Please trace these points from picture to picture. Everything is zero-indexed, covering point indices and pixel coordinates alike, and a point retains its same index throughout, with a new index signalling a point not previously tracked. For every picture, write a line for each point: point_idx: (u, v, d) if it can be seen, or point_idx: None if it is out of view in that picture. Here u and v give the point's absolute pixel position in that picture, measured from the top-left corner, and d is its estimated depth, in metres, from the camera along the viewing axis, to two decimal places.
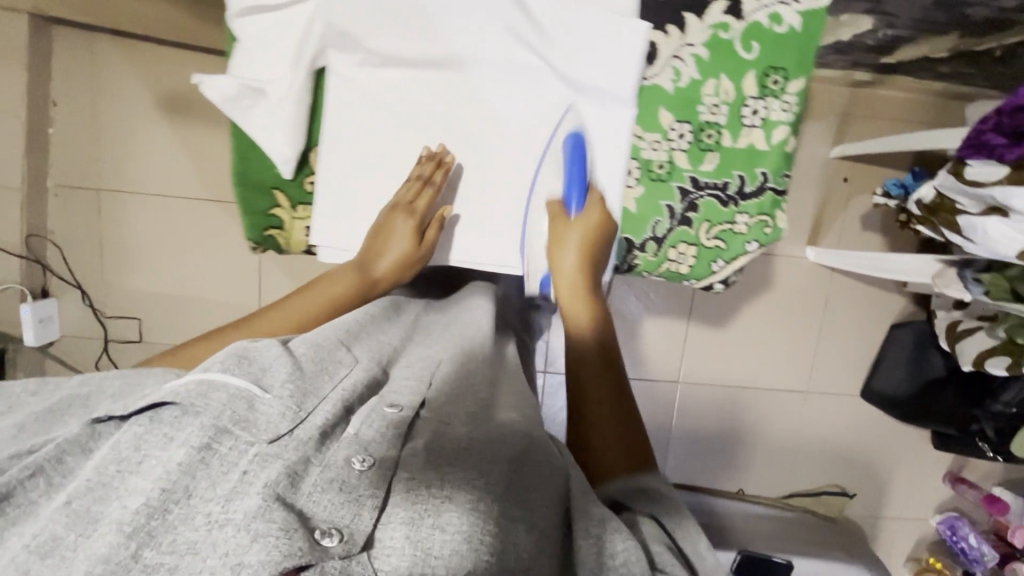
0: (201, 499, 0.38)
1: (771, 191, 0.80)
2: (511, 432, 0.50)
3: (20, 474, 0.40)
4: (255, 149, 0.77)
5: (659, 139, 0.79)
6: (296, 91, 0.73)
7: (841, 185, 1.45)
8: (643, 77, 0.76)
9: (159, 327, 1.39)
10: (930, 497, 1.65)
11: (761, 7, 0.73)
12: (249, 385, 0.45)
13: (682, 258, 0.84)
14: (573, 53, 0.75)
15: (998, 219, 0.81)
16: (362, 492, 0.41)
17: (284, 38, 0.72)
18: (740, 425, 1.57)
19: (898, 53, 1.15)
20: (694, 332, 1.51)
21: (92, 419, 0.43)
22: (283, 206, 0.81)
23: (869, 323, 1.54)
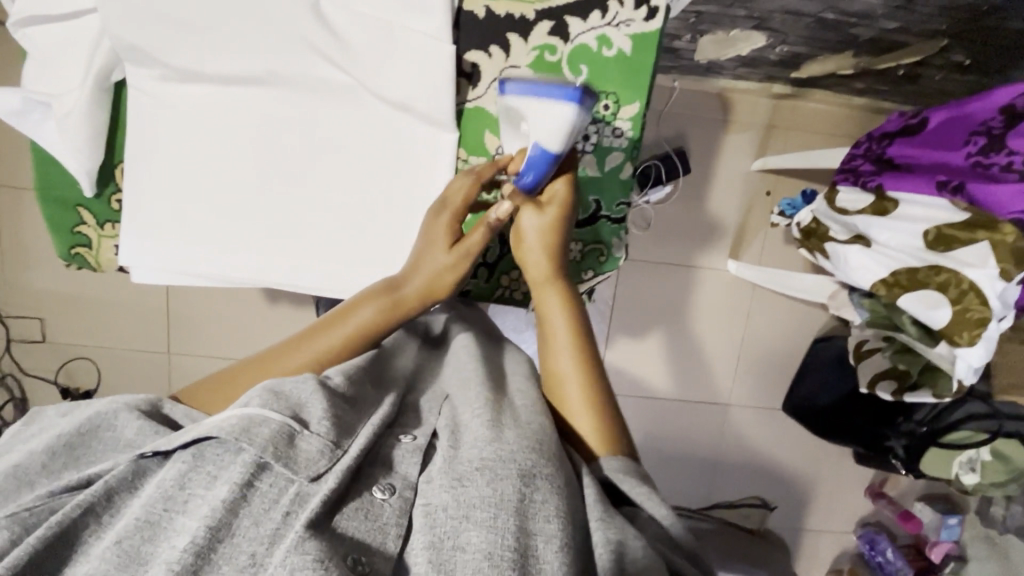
0: (241, 536, 0.44)
1: (605, 220, 0.78)
2: (541, 444, 0.53)
3: (74, 511, 0.44)
4: (54, 163, 0.76)
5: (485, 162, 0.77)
6: (84, 103, 0.70)
7: (765, 199, 1.43)
8: (466, 99, 0.75)
9: (61, 326, 1.36)
10: (852, 509, 1.66)
11: (588, 29, 0.71)
12: (288, 421, 0.49)
13: (517, 285, 0.86)
14: (379, 69, 0.71)
15: (859, 249, 0.97)
16: (387, 521, 0.48)
17: (75, 50, 0.70)
18: (662, 436, 1.56)
19: (804, 68, 1.13)
20: (615, 342, 1.49)
21: (137, 456, 0.48)
22: (89, 223, 0.79)
23: (791, 337, 1.54)
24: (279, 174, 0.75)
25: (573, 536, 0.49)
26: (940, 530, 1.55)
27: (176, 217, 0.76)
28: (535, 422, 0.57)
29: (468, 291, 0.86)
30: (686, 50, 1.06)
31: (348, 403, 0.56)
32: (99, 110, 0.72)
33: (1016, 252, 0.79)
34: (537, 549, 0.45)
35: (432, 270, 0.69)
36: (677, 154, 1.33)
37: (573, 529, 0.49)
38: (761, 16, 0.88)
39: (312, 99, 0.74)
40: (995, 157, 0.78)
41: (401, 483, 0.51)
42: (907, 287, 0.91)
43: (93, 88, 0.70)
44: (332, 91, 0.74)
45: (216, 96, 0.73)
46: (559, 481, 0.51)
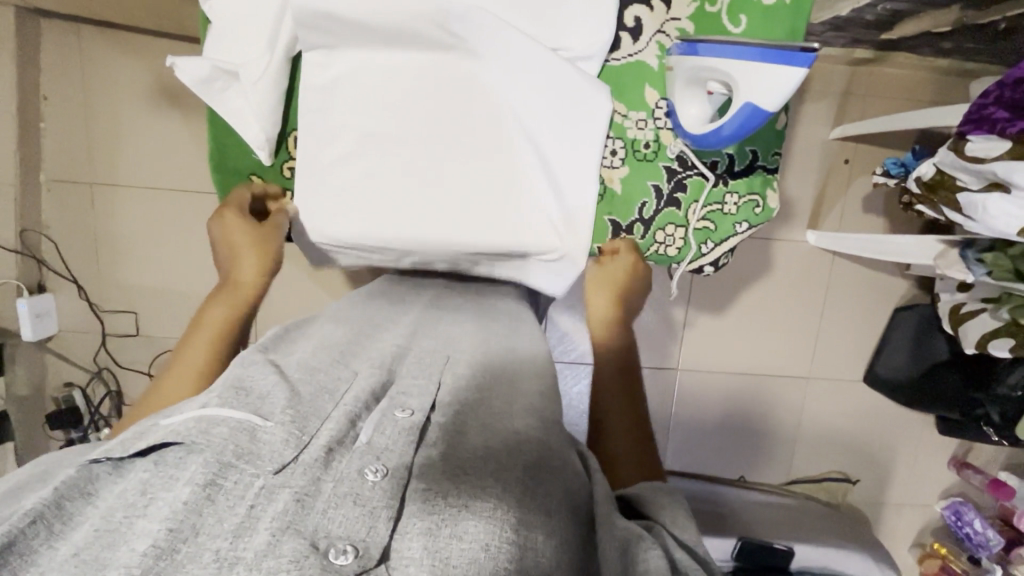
0: (207, 536, 0.37)
1: (761, 170, 0.80)
2: (525, 441, 0.52)
3: (18, 521, 0.35)
4: (234, 136, 0.82)
5: (645, 118, 0.79)
6: (270, 73, 0.73)
7: (842, 168, 1.42)
8: (628, 54, 0.77)
9: (154, 319, 1.39)
10: (933, 482, 1.63)
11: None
12: (249, 417, 0.45)
13: (671, 238, 0.84)
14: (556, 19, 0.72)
15: (1000, 196, 0.79)
16: (375, 505, 0.41)
17: (256, 22, 0.72)
18: (740, 411, 1.56)
19: (898, 28, 1.12)
20: (693, 318, 1.50)
21: (89, 461, 0.41)
22: (261, 192, 0.84)
23: (870, 308, 1.52)
24: (430, 137, 0.75)
25: (570, 518, 0.49)
26: None
27: (336, 191, 0.78)
28: (523, 423, 0.55)
29: (623, 246, 0.84)
30: None
31: (317, 396, 0.51)
32: (280, 82, 0.75)
33: None
34: (533, 542, 0.43)
35: (256, 254, 0.72)
36: None
37: (563, 527, 0.47)
38: None
39: (458, 60, 0.72)
40: None
41: (392, 464, 0.45)
42: None
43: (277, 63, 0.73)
44: (483, 44, 0.70)
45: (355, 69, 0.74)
46: (561, 482, 0.50)
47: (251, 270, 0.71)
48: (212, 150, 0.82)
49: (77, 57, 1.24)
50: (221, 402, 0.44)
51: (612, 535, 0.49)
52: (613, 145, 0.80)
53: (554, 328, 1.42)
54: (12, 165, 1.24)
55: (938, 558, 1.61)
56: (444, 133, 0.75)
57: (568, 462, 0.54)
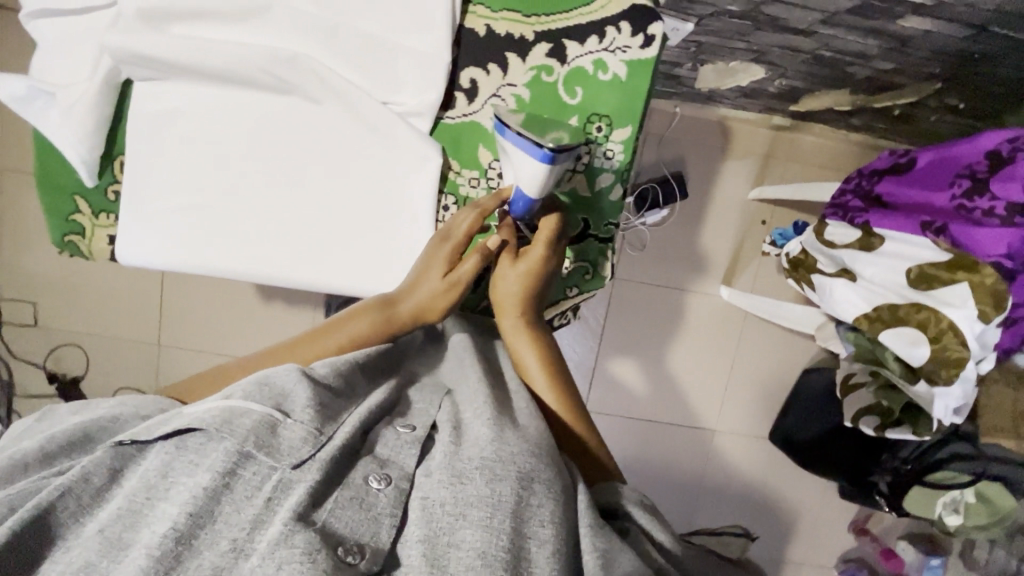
0: (223, 523, 0.43)
1: (595, 239, 0.70)
2: (535, 448, 0.52)
3: (51, 494, 0.43)
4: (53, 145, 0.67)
5: (478, 177, 0.67)
6: (92, 98, 0.63)
7: (760, 228, 1.44)
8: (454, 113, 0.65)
9: (56, 313, 1.37)
10: (834, 544, 1.65)
11: (584, 53, 0.64)
12: (271, 410, 0.48)
13: None
14: (385, 70, 0.62)
15: (844, 283, 0.88)
16: (381, 510, 0.46)
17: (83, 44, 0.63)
18: (646, 458, 1.55)
19: (804, 102, 1.14)
20: (605, 362, 1.50)
21: (115, 443, 0.46)
22: (84, 212, 0.70)
23: (780, 367, 1.54)
24: (257, 174, 0.65)
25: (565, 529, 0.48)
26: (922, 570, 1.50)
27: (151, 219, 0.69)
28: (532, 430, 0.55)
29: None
30: (687, 77, 1.07)
31: (338, 396, 0.54)
32: (102, 109, 0.64)
33: (996, 293, 0.72)
34: (528, 551, 0.45)
35: (433, 292, 0.62)
36: (675, 179, 1.36)
37: (565, 527, 0.48)
38: (760, 49, 0.89)
39: (297, 101, 0.64)
40: (978, 201, 0.72)
41: (397, 473, 0.49)
42: (889, 323, 0.84)
43: (97, 86, 0.63)
44: (312, 90, 0.62)
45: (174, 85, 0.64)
46: (556, 489, 0.49)
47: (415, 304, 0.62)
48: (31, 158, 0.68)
49: None
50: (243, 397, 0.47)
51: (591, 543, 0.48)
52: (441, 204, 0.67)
53: None
54: None
55: None
56: (256, 174, 0.65)
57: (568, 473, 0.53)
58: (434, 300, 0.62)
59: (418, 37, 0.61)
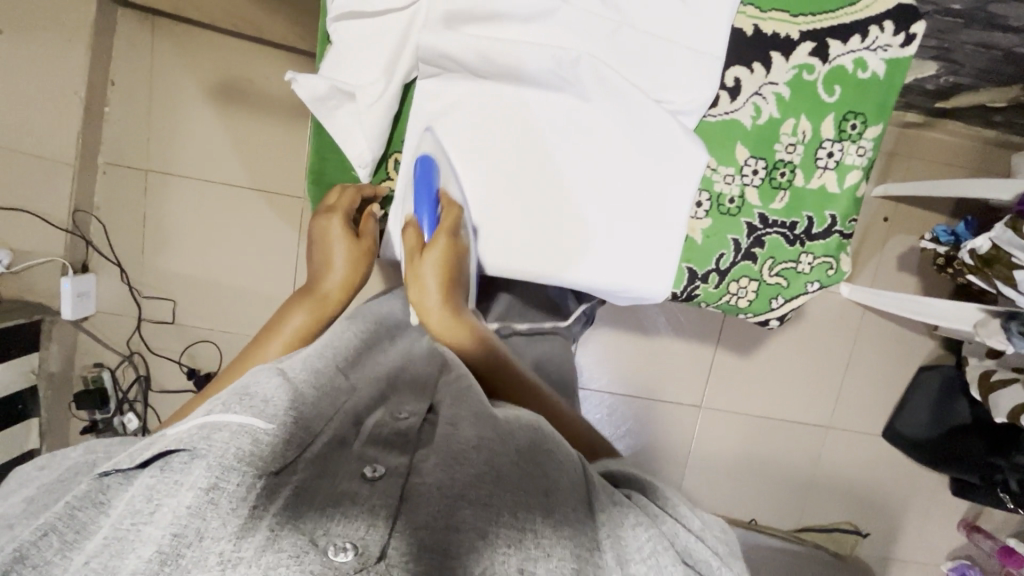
0: (212, 539, 0.36)
1: (838, 234, 0.73)
2: (517, 428, 0.50)
3: (32, 535, 0.36)
4: (334, 148, 0.75)
5: (733, 174, 0.71)
6: (389, 99, 0.67)
7: (881, 225, 1.45)
8: (721, 112, 0.68)
9: (191, 310, 1.40)
10: (942, 541, 1.64)
11: (846, 52, 0.65)
12: (250, 420, 0.43)
13: (743, 291, 0.76)
14: (661, 71, 0.66)
15: None
16: (374, 504, 0.41)
17: (376, 48, 0.66)
18: (757, 453, 1.56)
19: (954, 99, 1.15)
20: (720, 358, 1.51)
21: (99, 472, 0.41)
22: None
23: (895, 364, 1.54)
24: (531, 169, 0.71)
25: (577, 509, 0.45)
26: None
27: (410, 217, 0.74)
28: (512, 415, 0.53)
29: (695, 295, 0.77)
30: None
31: (322, 395, 0.50)
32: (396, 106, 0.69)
33: None
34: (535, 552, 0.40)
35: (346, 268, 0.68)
36: None
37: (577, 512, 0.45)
38: (949, 46, 0.90)
39: (569, 100, 0.69)
40: None
41: (391, 468, 0.44)
42: None
43: (394, 90, 0.67)
44: (594, 89, 0.67)
45: (449, 86, 0.69)
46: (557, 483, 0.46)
47: (338, 284, 0.68)
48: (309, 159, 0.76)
49: (151, 50, 1.28)
50: (221, 407, 0.43)
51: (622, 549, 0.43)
52: (697, 198, 0.72)
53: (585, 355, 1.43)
54: (73, 147, 1.25)
55: None
56: (528, 174, 0.71)
57: (566, 449, 0.50)
58: (356, 271, 0.69)
59: (697, 36, 0.65)
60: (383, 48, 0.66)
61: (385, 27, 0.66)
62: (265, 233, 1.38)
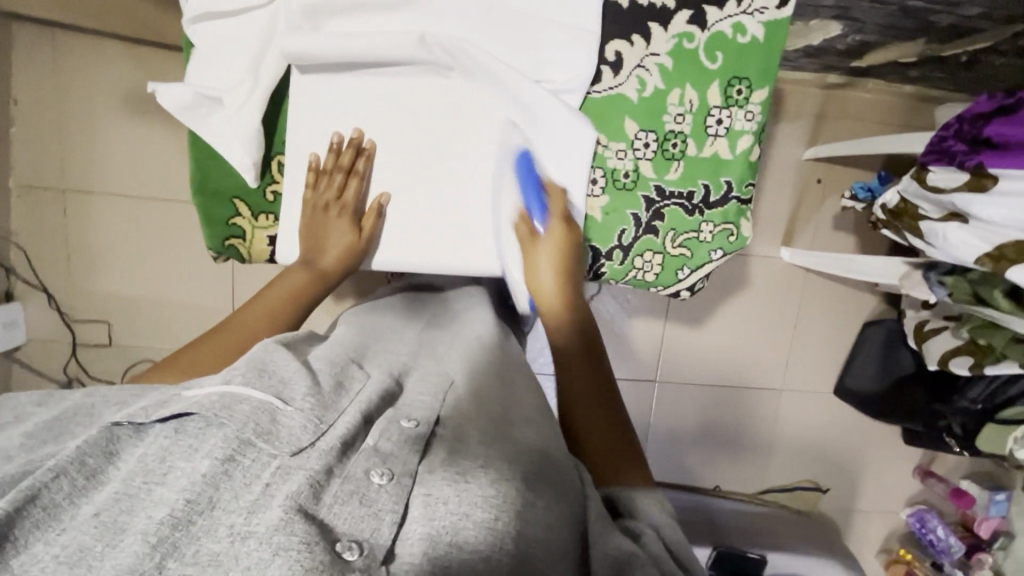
0: (223, 511, 0.40)
1: (736, 200, 0.74)
2: (527, 450, 0.53)
3: (45, 475, 0.40)
4: (213, 153, 0.70)
5: (624, 149, 0.72)
6: (256, 99, 0.67)
7: (815, 187, 1.47)
8: (606, 87, 0.69)
9: (129, 331, 1.37)
10: (900, 490, 1.69)
11: (723, 18, 0.66)
12: (270, 399, 0.48)
13: (648, 265, 0.77)
14: (535, 51, 0.67)
15: (958, 225, 0.83)
16: (381, 507, 0.44)
17: (238, 48, 0.66)
18: (716, 421, 1.59)
19: (868, 57, 1.16)
20: (671, 331, 1.53)
21: (112, 422, 0.44)
22: (244, 215, 0.74)
23: (841, 322, 1.57)
24: (418, 159, 0.72)
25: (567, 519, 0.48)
26: (990, 506, 1.56)
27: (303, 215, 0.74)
28: (527, 436, 0.56)
29: (602, 272, 0.78)
30: None
31: (336, 391, 0.55)
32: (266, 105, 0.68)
33: None
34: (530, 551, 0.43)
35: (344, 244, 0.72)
36: None
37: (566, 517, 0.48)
38: (847, 5, 0.91)
39: (459, 80, 0.69)
40: None
41: (398, 468, 0.47)
42: (1015, 260, 0.76)
43: (266, 89, 0.67)
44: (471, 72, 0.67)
45: (344, 80, 0.70)
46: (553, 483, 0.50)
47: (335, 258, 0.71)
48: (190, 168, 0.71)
49: (53, 64, 1.22)
50: (243, 381, 0.48)
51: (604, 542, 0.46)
52: (591, 175, 0.73)
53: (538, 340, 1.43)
54: None
55: (904, 564, 1.67)
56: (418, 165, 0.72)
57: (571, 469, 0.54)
58: (355, 250, 0.72)
59: (568, 13, 0.66)
60: (246, 50, 0.67)
61: (246, 27, 0.66)
62: (196, 245, 1.34)
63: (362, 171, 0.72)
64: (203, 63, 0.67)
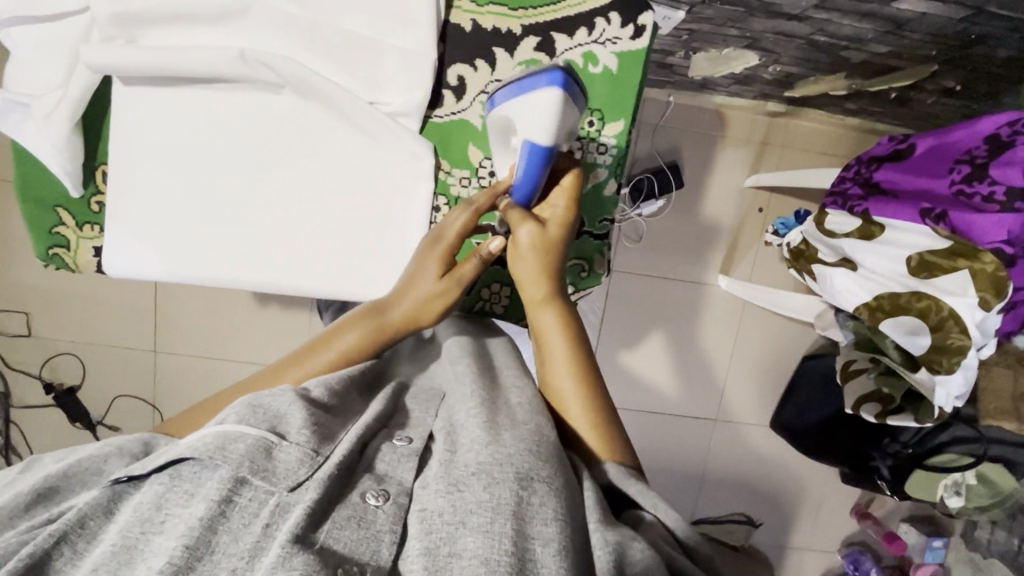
0: (223, 554, 0.39)
1: (588, 236, 0.72)
2: (543, 442, 0.49)
3: (45, 541, 0.39)
4: (34, 161, 0.69)
5: (469, 176, 0.71)
6: (70, 102, 0.65)
7: (757, 216, 1.43)
8: (448, 111, 0.69)
9: (48, 323, 1.36)
10: (837, 528, 1.65)
11: (574, 46, 0.66)
12: (265, 433, 0.45)
13: (496, 297, 0.78)
14: (366, 70, 0.66)
15: (846, 273, 0.92)
16: (380, 528, 0.43)
17: (59, 49, 0.65)
18: (649, 449, 1.55)
19: (799, 88, 1.13)
20: (604, 354, 1.49)
21: (111, 481, 0.43)
22: (68, 224, 0.72)
23: (779, 355, 1.54)
24: (254, 173, 0.68)
25: (575, 528, 0.45)
26: (925, 551, 1.57)
27: None
28: (527, 419, 0.52)
29: None
30: (678, 66, 1.05)
31: (331, 416, 0.51)
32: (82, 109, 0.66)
33: (997, 282, 0.75)
34: (535, 551, 0.41)
35: (429, 293, 0.63)
36: (670, 168, 1.35)
37: (571, 518, 0.45)
38: (753, 35, 0.88)
39: (292, 96, 0.67)
40: (978, 187, 0.74)
41: (393, 488, 0.46)
42: (891, 312, 0.88)
43: (81, 92, 0.65)
44: (299, 85, 0.65)
45: (180, 94, 0.67)
46: (558, 484, 0.46)
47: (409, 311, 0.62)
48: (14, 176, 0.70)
49: None
50: (237, 420, 0.45)
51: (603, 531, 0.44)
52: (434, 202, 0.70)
53: None
54: None
55: None
56: (248, 178, 0.69)
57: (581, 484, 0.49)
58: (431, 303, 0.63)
59: (401, 35, 0.65)
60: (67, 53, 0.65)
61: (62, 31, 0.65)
62: None
63: (192, 186, 0.69)
64: (21, 65, 0.66)
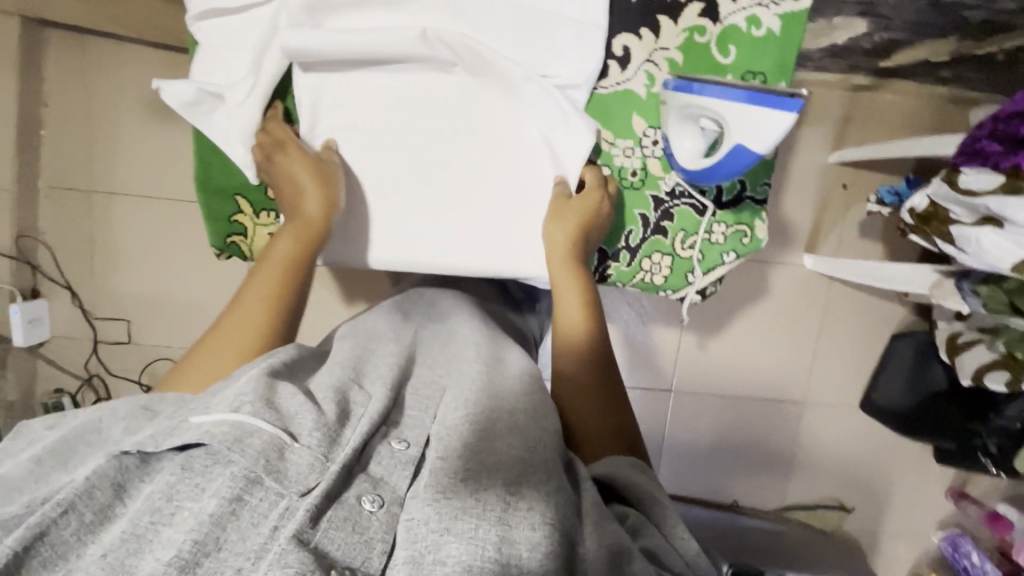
0: (229, 552, 0.41)
1: (749, 201, 0.87)
2: (507, 456, 0.51)
3: (53, 511, 0.41)
4: (218, 155, 0.85)
5: (633, 145, 0.84)
6: (256, 91, 0.79)
7: (841, 192, 1.41)
8: (618, 81, 0.82)
9: (147, 329, 1.39)
10: (930, 511, 1.61)
11: (737, 10, 0.78)
12: (280, 433, 0.46)
13: (655, 268, 0.89)
14: (533, 47, 0.78)
15: (992, 230, 0.89)
16: (372, 535, 0.44)
17: (245, 44, 0.78)
18: (734, 435, 1.53)
19: (896, 57, 1.12)
20: (687, 340, 1.48)
21: (120, 452, 0.45)
22: (246, 212, 0.87)
23: (870, 334, 1.50)
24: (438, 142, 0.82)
25: (562, 535, 0.47)
26: None
27: None
28: (506, 428, 0.54)
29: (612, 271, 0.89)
30: None
31: (342, 419, 0.52)
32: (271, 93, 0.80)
33: None
34: (519, 558, 0.44)
35: (312, 186, 0.75)
36: None
37: (560, 525, 0.48)
38: (872, 0, 0.87)
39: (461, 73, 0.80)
40: None
41: (388, 496, 0.47)
42: None
43: (266, 83, 0.79)
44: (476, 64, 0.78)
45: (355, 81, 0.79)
46: (547, 492, 0.49)
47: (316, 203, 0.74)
48: (198, 169, 0.85)
49: (81, 68, 1.25)
50: (253, 413, 0.45)
51: (600, 534, 0.48)
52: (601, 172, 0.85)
53: (545, 347, 1.39)
54: (10, 173, 1.25)
55: None
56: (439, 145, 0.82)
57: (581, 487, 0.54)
58: (323, 182, 0.76)
59: (573, 9, 0.77)
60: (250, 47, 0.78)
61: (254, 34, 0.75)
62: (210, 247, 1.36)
63: (391, 160, 0.82)
64: (208, 56, 0.80)
